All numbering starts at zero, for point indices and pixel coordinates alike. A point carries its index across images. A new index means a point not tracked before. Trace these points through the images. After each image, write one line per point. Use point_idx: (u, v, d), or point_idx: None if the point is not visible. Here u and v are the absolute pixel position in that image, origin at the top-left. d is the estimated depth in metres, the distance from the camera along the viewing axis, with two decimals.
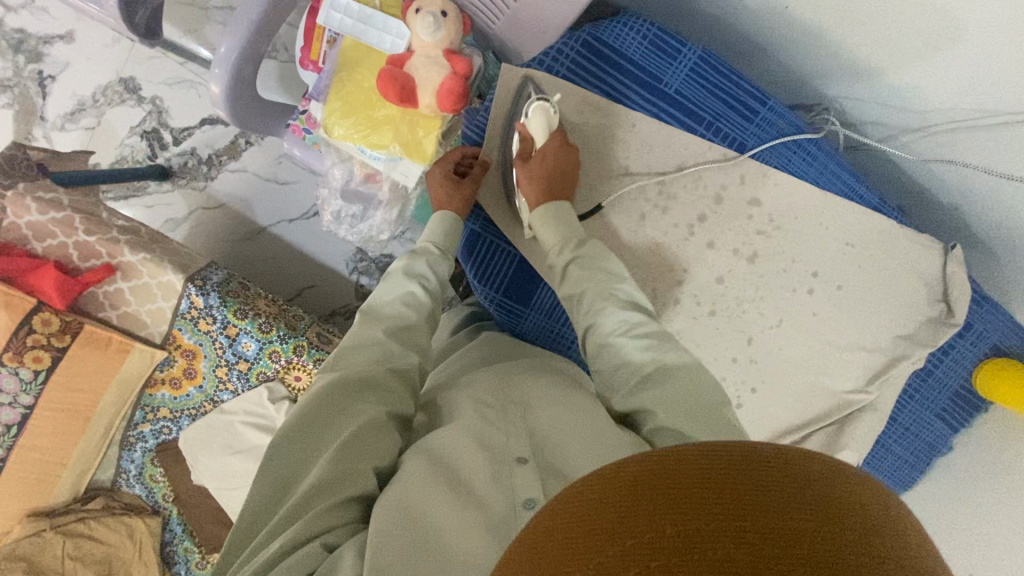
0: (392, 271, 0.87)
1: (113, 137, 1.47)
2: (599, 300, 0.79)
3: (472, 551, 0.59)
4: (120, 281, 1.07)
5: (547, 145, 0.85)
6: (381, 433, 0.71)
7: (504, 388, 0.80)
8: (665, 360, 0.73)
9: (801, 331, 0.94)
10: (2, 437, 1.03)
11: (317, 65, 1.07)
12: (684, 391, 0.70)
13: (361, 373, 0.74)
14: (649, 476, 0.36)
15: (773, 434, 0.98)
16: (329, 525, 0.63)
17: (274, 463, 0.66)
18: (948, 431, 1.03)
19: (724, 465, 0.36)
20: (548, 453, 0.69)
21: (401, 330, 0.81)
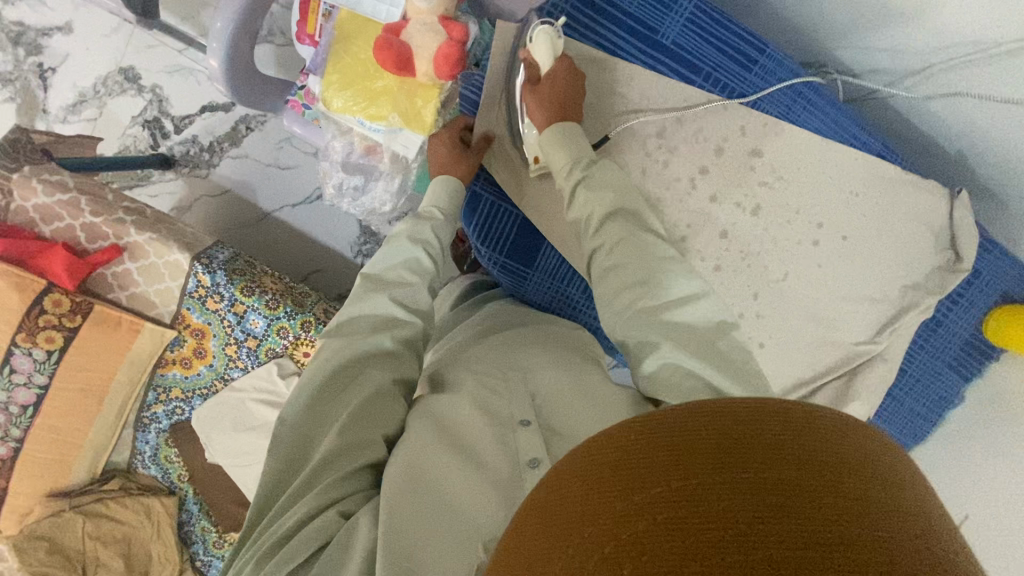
0: (397, 235, 0.83)
1: (115, 126, 1.48)
2: (608, 219, 0.77)
3: (482, 513, 0.59)
4: (128, 261, 1.08)
5: (553, 69, 0.84)
6: (386, 401, 0.71)
7: (505, 358, 0.81)
8: (670, 290, 0.71)
9: (807, 283, 0.94)
10: (19, 418, 1.05)
11: (314, 40, 1.07)
12: (685, 325, 0.68)
13: (364, 342, 0.73)
14: (647, 437, 0.35)
15: (782, 388, 0.98)
16: (343, 492, 0.63)
17: (283, 438, 0.66)
18: (960, 381, 1.02)
19: (724, 420, 0.35)
20: (551, 414, 0.70)
21: (405, 294, 0.78)
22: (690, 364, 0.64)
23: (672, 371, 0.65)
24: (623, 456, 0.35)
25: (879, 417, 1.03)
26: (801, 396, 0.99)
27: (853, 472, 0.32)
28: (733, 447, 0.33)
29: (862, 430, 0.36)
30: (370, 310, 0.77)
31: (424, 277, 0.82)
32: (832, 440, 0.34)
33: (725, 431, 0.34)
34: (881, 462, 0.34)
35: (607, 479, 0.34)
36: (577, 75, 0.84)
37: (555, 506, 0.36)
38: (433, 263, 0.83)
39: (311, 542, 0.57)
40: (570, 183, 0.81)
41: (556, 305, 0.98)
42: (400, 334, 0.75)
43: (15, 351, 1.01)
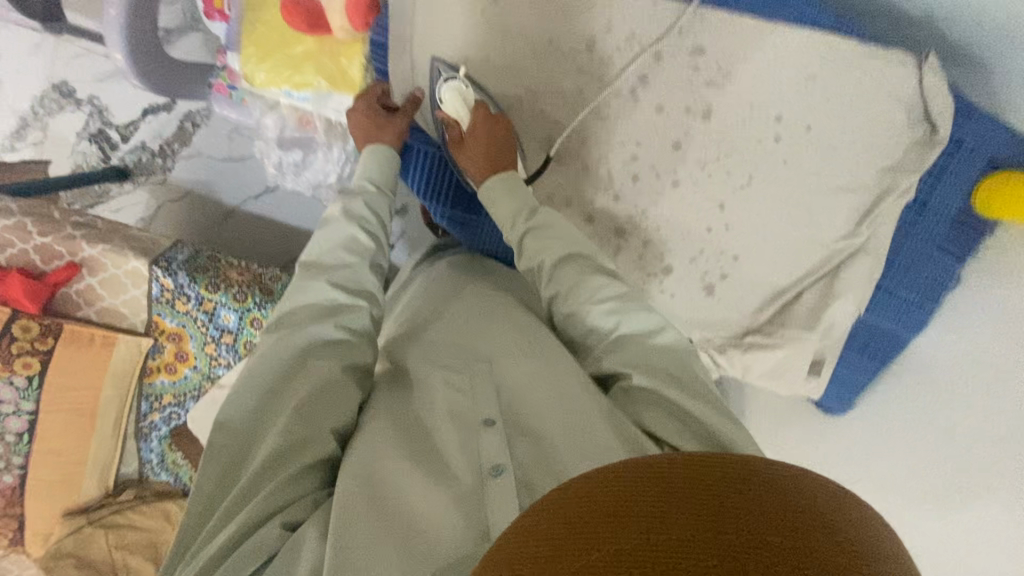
0: (332, 211, 0.82)
1: (63, 146, 1.45)
2: (558, 269, 0.76)
3: (441, 526, 0.57)
4: (88, 277, 1.07)
5: (473, 120, 0.83)
6: (336, 397, 0.69)
7: (469, 347, 0.77)
8: (633, 323, 0.73)
9: (775, 184, 0.88)
10: (17, 445, 1.07)
11: (223, 14, 1.00)
12: (652, 354, 0.70)
13: (308, 334, 0.72)
14: (618, 487, 0.38)
15: (763, 298, 0.94)
16: (291, 498, 0.62)
17: (227, 440, 0.65)
18: (957, 264, 0.96)
19: (691, 478, 0.38)
20: (515, 413, 0.67)
21: (345, 278, 0.77)
22: (662, 389, 0.67)
23: (644, 405, 0.67)
24: (595, 503, 0.38)
25: (868, 311, 1.01)
26: (785, 302, 0.95)
27: (804, 528, 0.35)
28: (694, 502, 0.36)
29: (817, 488, 0.39)
30: (312, 299, 0.75)
31: (365, 253, 0.81)
32: (788, 501, 0.37)
33: (689, 488, 0.37)
34: (836, 520, 0.37)
35: (579, 522, 0.37)
36: (500, 118, 0.84)
37: (526, 539, 0.39)
38: (373, 238, 0.82)
39: (257, 552, 0.57)
40: (516, 234, 0.79)
41: (511, 250, 0.97)
42: (344, 322, 0.74)
43: None
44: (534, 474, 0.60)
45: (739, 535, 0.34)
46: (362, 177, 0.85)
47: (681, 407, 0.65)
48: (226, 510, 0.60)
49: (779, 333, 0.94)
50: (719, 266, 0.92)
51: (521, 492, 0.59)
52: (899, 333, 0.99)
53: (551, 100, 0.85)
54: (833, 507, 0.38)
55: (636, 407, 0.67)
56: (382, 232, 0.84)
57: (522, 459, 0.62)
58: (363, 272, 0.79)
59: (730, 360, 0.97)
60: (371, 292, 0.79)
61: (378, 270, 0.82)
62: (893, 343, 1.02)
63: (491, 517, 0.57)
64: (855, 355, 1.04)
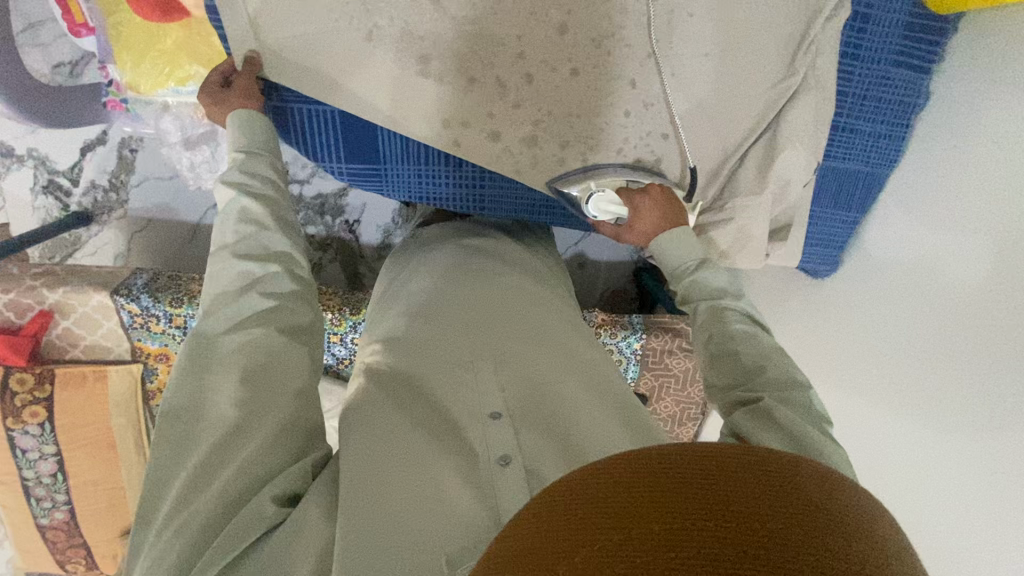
0: (219, 193, 0.73)
1: (23, 205, 1.47)
2: (718, 309, 0.70)
3: (461, 511, 0.56)
4: (62, 321, 1.12)
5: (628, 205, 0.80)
6: (286, 363, 0.65)
7: (473, 338, 0.74)
8: (782, 368, 0.65)
9: (685, 43, 0.79)
10: (56, 485, 1.16)
11: (89, 27, 0.96)
12: (803, 405, 0.62)
13: (231, 309, 0.66)
14: (624, 481, 0.35)
15: (708, 172, 0.86)
16: (269, 472, 0.59)
17: (176, 417, 0.60)
18: (917, 74, 0.84)
19: (764, 476, 0.35)
20: (521, 405, 0.66)
21: (251, 246, 0.70)
22: (805, 432, 0.58)
23: (772, 433, 0.58)
24: (644, 494, 0.34)
25: (833, 156, 0.89)
26: (731, 170, 0.87)
27: (861, 535, 0.34)
28: (711, 491, 0.33)
29: (860, 494, 0.37)
30: (226, 267, 0.68)
31: (265, 218, 0.73)
32: (867, 524, 0.35)
33: (703, 474, 0.35)
34: (857, 503, 0.36)
35: (583, 521, 0.34)
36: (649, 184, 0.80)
37: (524, 543, 0.36)
38: (263, 201, 0.73)
39: (250, 531, 0.55)
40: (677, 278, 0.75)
41: (424, 189, 0.88)
42: (267, 289, 0.68)
43: (15, 434, 1.11)
44: (543, 463, 0.60)
45: (763, 518, 0.32)
46: (230, 148, 0.75)
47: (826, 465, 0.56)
48: (188, 489, 0.56)
49: (730, 206, 0.87)
50: (649, 149, 0.83)
51: (532, 483, 0.58)
52: (868, 170, 0.89)
53: (409, 16, 0.75)
54: (879, 519, 0.36)
55: (763, 433, 0.58)
56: (276, 192, 0.76)
57: (530, 449, 0.61)
58: (274, 235, 0.72)
59: None
60: (284, 253, 0.72)
61: (290, 231, 0.74)
62: (869, 184, 0.92)
63: (503, 507, 0.56)
64: (826, 208, 0.94)
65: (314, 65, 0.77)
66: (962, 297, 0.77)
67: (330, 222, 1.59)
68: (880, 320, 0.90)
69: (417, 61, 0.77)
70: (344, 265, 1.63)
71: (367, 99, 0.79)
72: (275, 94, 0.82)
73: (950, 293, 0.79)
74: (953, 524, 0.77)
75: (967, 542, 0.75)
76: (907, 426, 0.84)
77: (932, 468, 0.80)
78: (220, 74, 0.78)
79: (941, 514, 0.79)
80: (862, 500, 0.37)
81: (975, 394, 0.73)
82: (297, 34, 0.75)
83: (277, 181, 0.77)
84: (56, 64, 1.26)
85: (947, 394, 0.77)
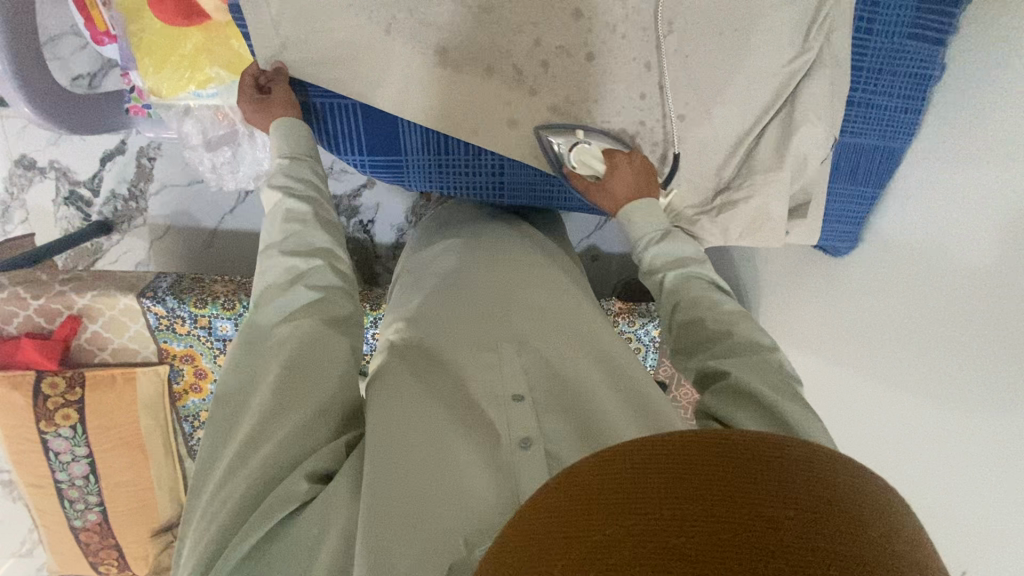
0: (267, 195, 0.76)
1: (47, 216, 1.50)
2: (683, 278, 0.73)
3: (483, 496, 0.56)
4: (91, 324, 1.14)
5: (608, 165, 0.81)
6: (329, 351, 0.64)
7: (495, 320, 0.74)
8: (746, 332, 0.66)
9: (698, 23, 0.79)
10: (89, 486, 1.18)
11: (111, 35, 0.99)
12: (763, 362, 0.63)
13: (281, 302, 0.67)
14: (658, 456, 0.35)
15: (724, 151, 0.87)
16: (306, 449, 0.58)
17: (229, 402, 0.62)
18: (929, 46, 0.84)
19: (804, 468, 0.35)
20: (545, 393, 0.66)
21: (295, 243, 0.71)
22: (773, 403, 0.58)
23: (745, 410, 0.59)
24: (691, 469, 0.34)
25: (849, 132, 0.89)
26: (748, 148, 0.88)
27: (897, 545, 0.33)
28: (748, 477, 0.34)
29: (902, 510, 0.37)
30: (277, 262, 0.70)
31: (310, 218, 0.74)
32: (899, 535, 0.34)
33: (744, 455, 0.35)
34: (897, 514, 0.36)
35: (622, 471, 0.35)
36: (634, 154, 0.82)
37: (554, 503, 0.36)
38: (308, 203, 0.75)
39: (281, 509, 0.54)
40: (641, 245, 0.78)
41: (451, 179, 0.91)
42: (315, 282, 0.69)
43: (48, 437, 1.13)
44: (564, 448, 0.60)
45: (798, 499, 0.33)
46: (276, 154, 0.78)
47: (775, 408, 0.58)
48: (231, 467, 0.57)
49: (748, 185, 0.88)
50: (666, 131, 0.85)
51: (552, 465, 0.59)
52: (883, 145, 0.90)
53: (426, 7, 0.76)
54: (913, 530, 0.36)
55: (735, 410, 0.59)
56: (319, 196, 0.78)
57: (551, 433, 0.62)
58: (316, 231, 0.73)
59: (704, 229, 0.92)
60: (326, 249, 0.73)
61: (331, 228, 0.75)
62: (886, 158, 0.92)
63: (521, 487, 0.56)
64: (844, 184, 0.94)
65: (336, 61, 0.79)
66: (987, 270, 0.76)
67: (345, 224, 1.61)
68: (899, 294, 0.90)
69: (435, 52, 0.78)
70: (360, 265, 1.65)
71: (391, 94, 0.80)
72: (305, 90, 0.84)
73: (974, 267, 0.79)
74: (984, 499, 0.76)
75: (998, 516, 0.74)
76: (931, 406, 0.83)
77: (963, 441, 0.79)
78: (254, 78, 0.79)
79: (968, 490, 0.79)
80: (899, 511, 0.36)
81: (1003, 368, 0.72)
82: (318, 30, 0.76)
83: (320, 185, 0.79)
84: (76, 75, 1.30)
85: (973, 367, 0.77)
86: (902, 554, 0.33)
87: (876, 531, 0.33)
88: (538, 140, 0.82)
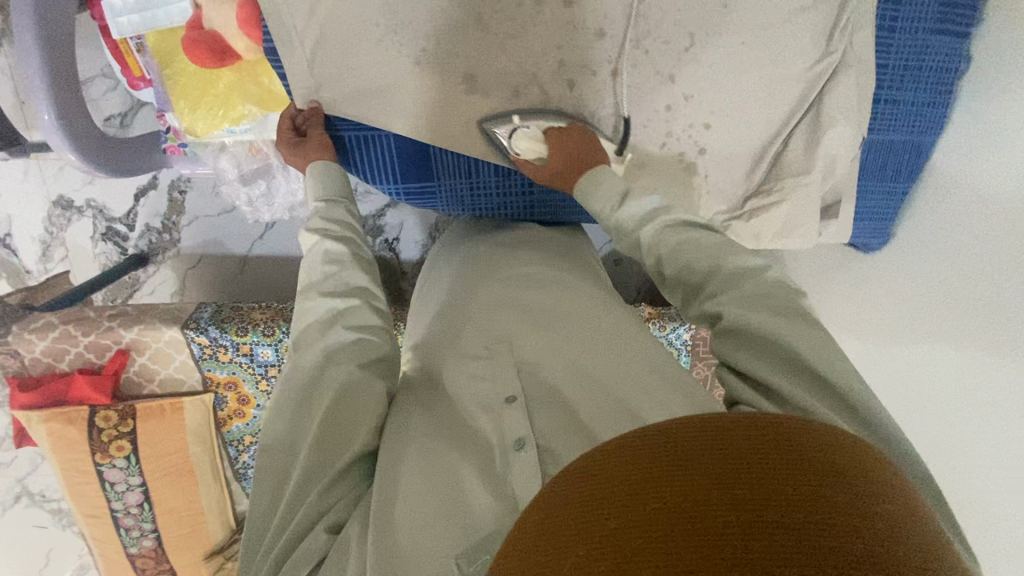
0: (304, 237, 0.78)
1: (86, 253, 1.56)
2: (660, 230, 0.69)
3: (475, 508, 0.56)
4: (138, 357, 1.18)
5: (553, 143, 0.79)
6: (364, 396, 0.65)
7: (491, 325, 0.74)
8: (733, 265, 0.62)
9: (721, 34, 0.80)
10: (143, 514, 1.22)
11: (147, 79, 1.03)
12: (759, 288, 0.60)
13: (319, 347, 0.67)
14: (642, 458, 0.36)
15: (751, 156, 0.88)
16: (328, 504, 0.60)
17: (269, 461, 0.63)
18: (956, 38, 0.85)
19: (770, 437, 0.36)
20: (539, 389, 0.65)
21: (335, 283, 0.73)
22: (774, 333, 0.56)
23: (757, 353, 0.56)
24: (670, 469, 0.34)
25: (878, 129, 0.89)
26: (775, 152, 0.89)
27: (873, 494, 0.34)
28: (726, 466, 0.34)
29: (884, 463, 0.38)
30: (312, 305, 0.71)
31: (345, 258, 0.76)
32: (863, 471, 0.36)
33: (722, 443, 0.35)
34: (874, 469, 0.36)
35: (611, 477, 0.36)
36: (576, 126, 0.81)
37: (550, 512, 0.37)
38: (343, 242, 0.77)
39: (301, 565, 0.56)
40: (612, 212, 0.74)
41: (482, 202, 0.93)
42: (351, 322, 0.70)
43: (103, 468, 1.17)
44: (556, 441, 0.60)
45: (775, 482, 0.33)
46: (313, 198, 0.81)
47: (796, 349, 0.54)
48: (279, 528, 0.58)
49: (777, 189, 0.89)
50: (692, 141, 0.86)
51: (546, 460, 0.59)
52: (911, 141, 0.90)
53: (453, 37, 0.78)
54: (898, 482, 0.37)
55: (749, 358, 0.57)
56: (354, 234, 0.79)
57: (544, 430, 0.61)
58: (352, 270, 0.75)
59: (738, 233, 0.92)
60: (363, 287, 0.74)
61: (368, 267, 0.78)
62: (915, 153, 0.92)
63: (517, 494, 0.56)
64: (875, 181, 0.94)
65: (368, 95, 0.81)
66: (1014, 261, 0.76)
67: (371, 243, 1.64)
68: (932, 289, 0.89)
69: (463, 79, 0.80)
70: (387, 283, 1.67)
71: (421, 122, 0.82)
72: (335, 125, 0.86)
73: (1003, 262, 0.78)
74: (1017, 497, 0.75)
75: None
76: (959, 404, 0.82)
77: (994, 448, 0.77)
78: (291, 120, 0.84)
79: (994, 488, 0.77)
80: (873, 461, 0.37)
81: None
82: (350, 67, 0.79)
83: (354, 225, 0.81)
84: (109, 116, 1.35)
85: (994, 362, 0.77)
86: (885, 516, 0.33)
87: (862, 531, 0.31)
88: (485, 134, 0.83)
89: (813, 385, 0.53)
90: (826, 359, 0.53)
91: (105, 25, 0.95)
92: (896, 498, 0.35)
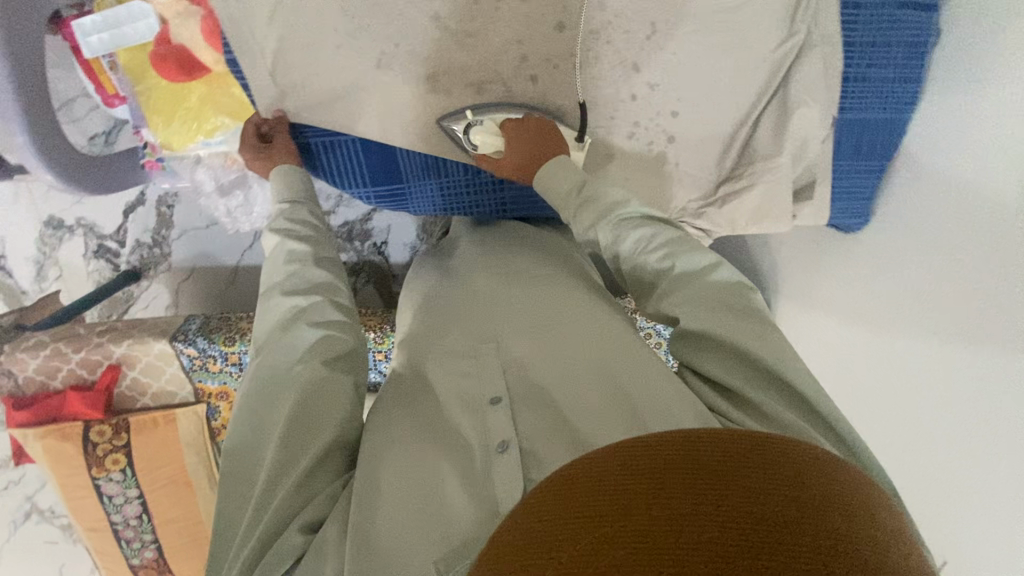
0: (267, 237, 0.79)
1: (79, 270, 1.58)
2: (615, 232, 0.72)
3: (454, 511, 0.56)
4: (129, 371, 1.20)
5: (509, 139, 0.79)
6: (332, 393, 0.65)
7: (479, 326, 0.74)
8: (684, 266, 0.66)
9: (682, 20, 0.79)
10: (143, 525, 1.24)
11: (121, 96, 1.04)
12: (706, 286, 0.64)
13: (283, 345, 0.68)
14: (618, 467, 0.37)
15: (721, 142, 0.88)
16: (304, 501, 0.60)
17: (235, 464, 0.63)
18: (924, 11, 0.83)
19: (733, 445, 0.37)
20: (524, 389, 0.66)
21: (295, 281, 0.74)
22: (719, 331, 0.60)
23: (714, 352, 0.61)
24: (646, 477, 0.35)
25: (846, 109, 0.87)
26: (745, 136, 0.88)
27: (835, 495, 0.35)
28: (696, 472, 0.35)
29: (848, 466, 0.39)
30: (277, 305, 0.72)
31: (308, 256, 0.77)
32: (820, 468, 0.37)
33: (694, 451, 0.37)
34: (839, 474, 0.38)
35: (585, 485, 0.37)
36: (529, 116, 0.80)
37: (530, 517, 0.38)
38: (307, 242, 0.78)
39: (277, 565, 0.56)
40: (572, 210, 0.75)
41: (451, 200, 0.94)
42: (315, 317, 0.71)
43: (101, 482, 1.19)
44: (540, 443, 0.60)
45: (740, 485, 0.34)
46: (276, 200, 0.81)
47: (749, 350, 0.58)
48: (247, 528, 0.58)
49: (748, 173, 0.89)
50: (660, 129, 0.86)
51: (527, 463, 0.59)
52: (883, 119, 0.87)
53: (413, 38, 0.78)
54: (860, 485, 0.38)
55: (705, 357, 0.61)
56: (319, 235, 0.81)
57: (527, 430, 0.62)
58: (311, 267, 0.75)
59: (711, 220, 0.94)
60: (326, 284, 0.75)
61: (335, 269, 0.78)
62: (889, 131, 0.89)
63: (499, 497, 0.57)
64: (850, 161, 0.91)
65: (333, 101, 0.82)
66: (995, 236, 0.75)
67: (359, 248, 1.64)
68: (909, 268, 0.89)
69: (426, 80, 0.80)
70: (378, 287, 1.68)
71: (388, 125, 0.83)
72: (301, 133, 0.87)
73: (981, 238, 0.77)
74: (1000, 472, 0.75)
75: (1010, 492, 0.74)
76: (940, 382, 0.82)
77: (973, 423, 0.77)
78: (256, 127, 0.83)
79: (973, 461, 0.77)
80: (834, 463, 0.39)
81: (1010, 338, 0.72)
82: (312, 74, 0.79)
83: (318, 226, 0.82)
84: (92, 135, 1.36)
85: (976, 338, 0.77)
86: (846, 515, 0.34)
87: (825, 550, 0.32)
88: (444, 133, 0.83)
89: (764, 377, 0.58)
90: (774, 355, 0.58)
91: (75, 45, 0.96)
92: (866, 522, 0.35)
